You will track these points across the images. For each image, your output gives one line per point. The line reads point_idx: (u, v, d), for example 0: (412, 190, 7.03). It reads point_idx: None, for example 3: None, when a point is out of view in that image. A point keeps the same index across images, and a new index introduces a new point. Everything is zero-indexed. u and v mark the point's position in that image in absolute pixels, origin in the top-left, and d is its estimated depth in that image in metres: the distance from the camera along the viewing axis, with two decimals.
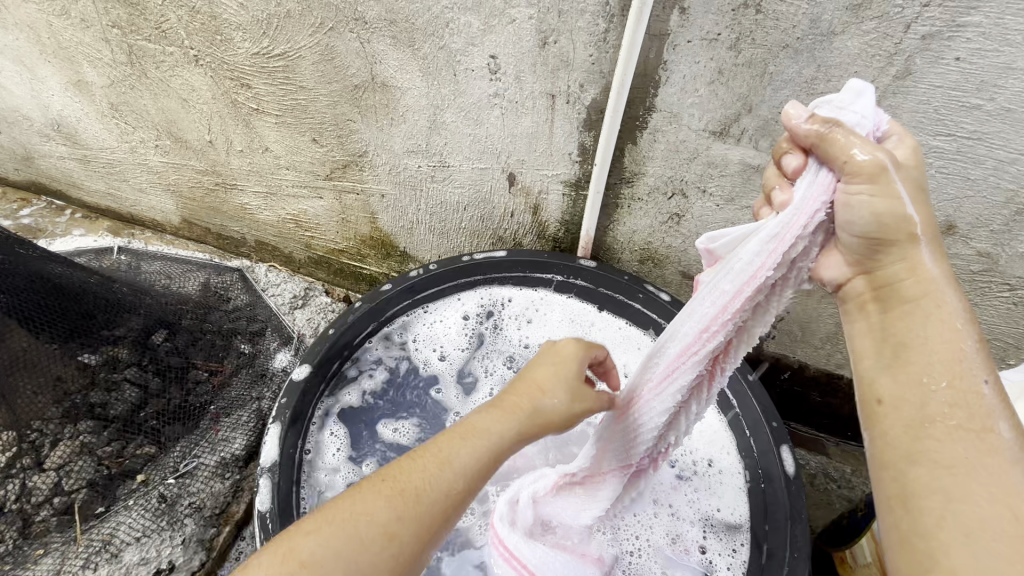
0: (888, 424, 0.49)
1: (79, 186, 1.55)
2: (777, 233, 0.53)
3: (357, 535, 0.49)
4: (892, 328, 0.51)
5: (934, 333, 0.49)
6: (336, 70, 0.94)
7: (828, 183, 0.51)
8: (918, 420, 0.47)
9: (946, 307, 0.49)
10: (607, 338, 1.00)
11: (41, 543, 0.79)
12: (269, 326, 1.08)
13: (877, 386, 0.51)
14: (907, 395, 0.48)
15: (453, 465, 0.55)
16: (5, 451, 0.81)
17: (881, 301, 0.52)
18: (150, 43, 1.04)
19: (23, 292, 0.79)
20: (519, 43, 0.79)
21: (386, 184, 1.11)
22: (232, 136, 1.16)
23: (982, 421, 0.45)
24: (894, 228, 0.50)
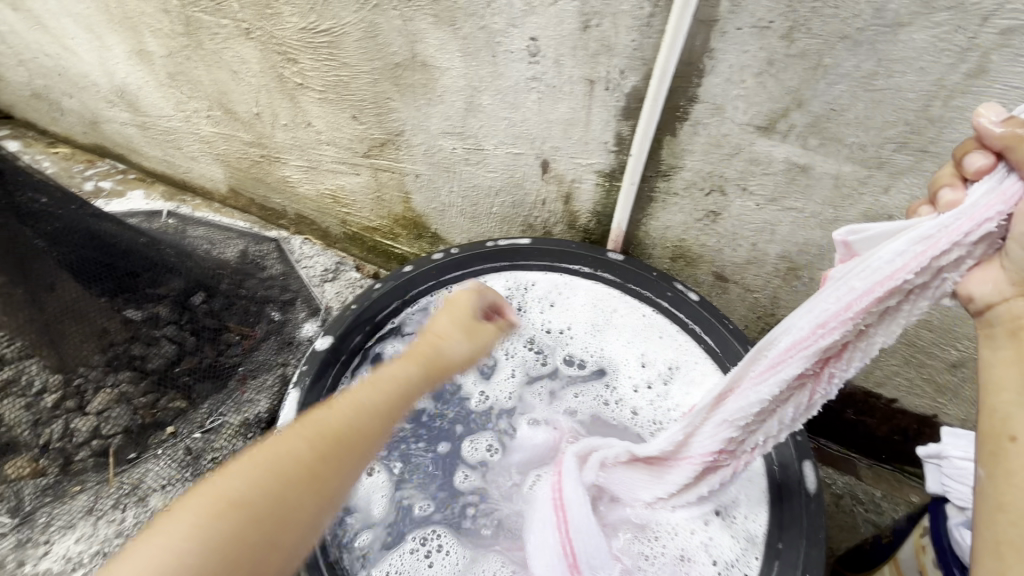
0: (1016, 464, 0.46)
1: (138, 151, 1.63)
2: (932, 231, 0.50)
3: (280, 471, 0.51)
4: None
5: None
6: (378, 47, 0.94)
7: (1012, 192, 0.47)
8: None
9: None
10: (629, 325, 0.97)
11: (78, 480, 0.85)
12: (300, 296, 1.11)
13: (1011, 422, 0.47)
14: None
15: (365, 408, 0.58)
16: (57, 391, 0.89)
17: None
18: (206, 15, 1.08)
19: (79, 247, 0.84)
20: (561, 25, 0.77)
21: (421, 164, 1.11)
22: (277, 110, 1.20)
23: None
24: None
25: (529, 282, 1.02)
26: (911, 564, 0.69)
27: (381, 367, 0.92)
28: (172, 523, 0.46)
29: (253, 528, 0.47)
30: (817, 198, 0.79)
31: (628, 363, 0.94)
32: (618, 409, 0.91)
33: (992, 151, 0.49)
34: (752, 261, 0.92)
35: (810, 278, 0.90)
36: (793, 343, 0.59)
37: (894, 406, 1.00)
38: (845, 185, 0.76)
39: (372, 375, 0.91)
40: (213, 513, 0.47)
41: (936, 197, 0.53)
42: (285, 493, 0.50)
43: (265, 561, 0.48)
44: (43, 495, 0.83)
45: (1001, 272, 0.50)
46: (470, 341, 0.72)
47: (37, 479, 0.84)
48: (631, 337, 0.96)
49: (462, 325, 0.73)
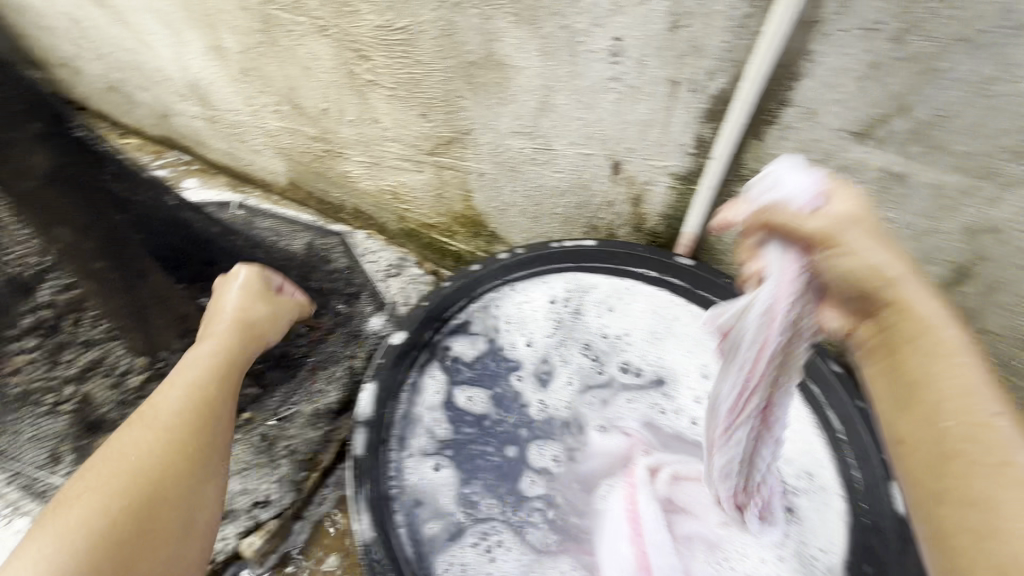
0: (911, 461, 0.47)
1: (204, 143, 1.69)
2: (765, 312, 0.59)
3: (97, 473, 0.61)
4: (904, 368, 0.49)
5: (949, 371, 0.47)
6: (454, 46, 0.95)
7: (794, 262, 0.56)
8: (942, 457, 0.45)
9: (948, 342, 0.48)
10: (690, 334, 0.95)
11: None
12: (364, 290, 1.12)
13: (893, 428, 0.49)
14: (919, 434, 0.46)
15: (166, 395, 0.70)
16: (142, 372, 0.93)
17: (882, 346, 0.51)
18: (284, 12, 1.11)
19: (164, 235, 0.90)
20: (648, 25, 0.76)
21: (486, 163, 1.12)
22: (345, 106, 1.22)
23: (1001, 426, 0.44)
24: (869, 278, 0.51)
25: (591, 285, 1.00)
26: None
27: (449, 364, 0.92)
28: (72, 503, 0.58)
29: (118, 524, 0.57)
30: (912, 209, 0.76)
31: (689, 374, 0.93)
32: (676, 420, 0.89)
33: (752, 231, 0.59)
34: None
35: None
36: (729, 408, 0.67)
37: None
38: (946, 196, 0.73)
39: (442, 374, 0.91)
40: (113, 489, 0.59)
41: (750, 269, 0.62)
42: (160, 473, 0.63)
43: (161, 522, 0.61)
44: None
45: (836, 311, 0.57)
46: (254, 324, 0.83)
47: None
48: (692, 347, 0.94)
49: (240, 305, 0.84)
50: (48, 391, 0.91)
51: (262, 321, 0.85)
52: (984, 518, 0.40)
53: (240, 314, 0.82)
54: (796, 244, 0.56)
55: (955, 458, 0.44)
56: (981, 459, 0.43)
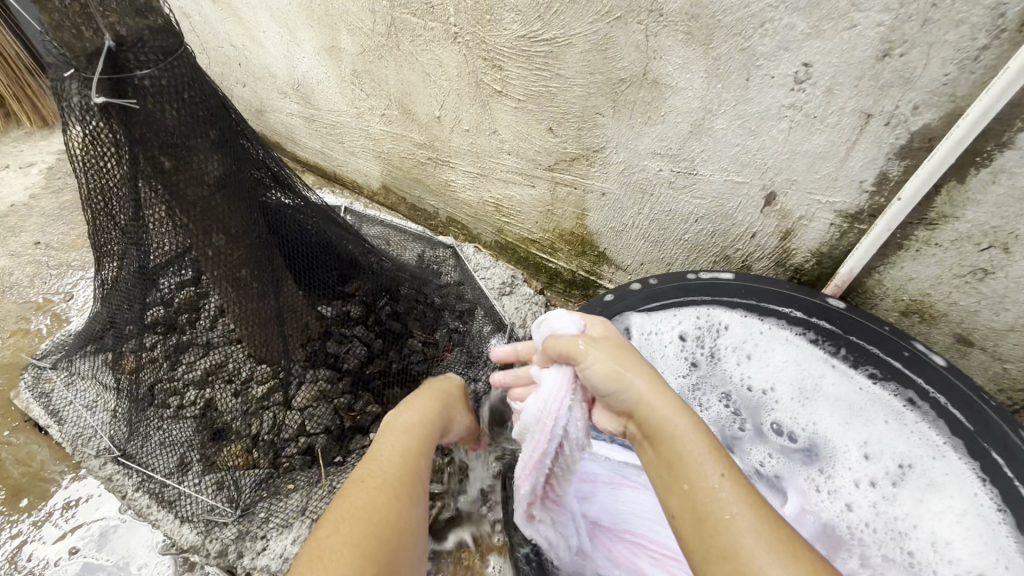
0: (694, 507, 0.50)
1: (297, 141, 1.69)
2: (536, 417, 0.65)
3: (361, 529, 0.52)
4: (664, 452, 0.54)
5: (686, 436, 0.54)
6: (605, 61, 0.90)
7: (563, 381, 0.64)
8: (701, 520, 0.49)
9: (680, 427, 0.54)
10: (843, 398, 0.90)
11: (290, 478, 0.90)
12: (478, 307, 1.08)
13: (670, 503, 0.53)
14: (689, 513, 0.50)
15: (401, 449, 0.63)
16: (265, 383, 0.89)
17: (647, 435, 0.57)
18: (414, 17, 1.08)
19: (290, 236, 0.84)
20: (850, 52, 0.69)
21: (612, 183, 1.07)
22: (462, 115, 1.18)
23: (665, 411, 0.56)
24: (633, 371, 0.59)
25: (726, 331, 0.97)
26: None
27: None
28: (334, 553, 0.50)
29: None
30: None
31: (848, 452, 0.89)
32: (829, 500, 0.86)
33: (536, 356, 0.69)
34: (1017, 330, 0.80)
35: None
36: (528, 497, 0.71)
37: None
38: None
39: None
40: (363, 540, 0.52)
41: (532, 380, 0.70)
42: (395, 527, 0.55)
43: None
44: (260, 488, 0.88)
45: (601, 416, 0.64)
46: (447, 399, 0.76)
47: (254, 471, 0.89)
48: (847, 416, 0.89)
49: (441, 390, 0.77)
50: (173, 394, 0.92)
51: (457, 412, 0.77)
52: (733, 562, 0.46)
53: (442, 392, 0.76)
54: (563, 355, 0.64)
55: (677, 480, 0.52)
56: (706, 495, 0.50)
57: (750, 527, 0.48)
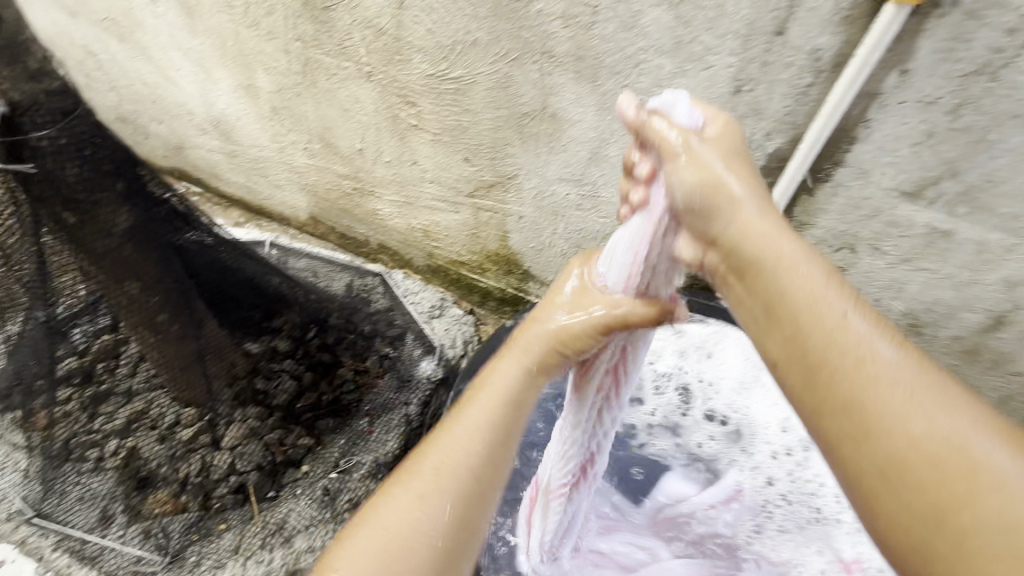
0: (796, 342, 0.47)
1: (219, 176, 1.67)
2: (629, 250, 0.57)
3: (387, 557, 0.53)
4: (755, 285, 0.51)
5: (796, 279, 0.49)
6: (508, 97, 0.98)
7: (662, 193, 0.56)
8: (809, 368, 0.46)
9: (787, 255, 0.49)
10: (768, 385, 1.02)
11: (221, 518, 0.88)
12: (410, 331, 1.09)
13: (768, 347, 0.51)
14: (790, 349, 0.48)
15: (454, 450, 0.57)
16: (191, 425, 0.90)
17: (736, 272, 0.53)
18: (328, 57, 1.12)
19: (206, 276, 0.85)
20: (710, 88, 0.80)
21: (528, 207, 1.14)
22: (383, 147, 1.23)
23: (779, 241, 0.50)
24: (727, 185, 0.52)
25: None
26: None
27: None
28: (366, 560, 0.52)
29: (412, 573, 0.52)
30: (955, 261, 0.81)
31: (769, 428, 1.00)
32: (752, 475, 0.96)
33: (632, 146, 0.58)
34: None
35: (933, 335, 0.91)
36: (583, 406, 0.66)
37: None
38: (989, 250, 0.77)
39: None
40: (382, 552, 0.53)
41: (629, 200, 0.60)
42: (406, 539, 0.53)
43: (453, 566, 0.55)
44: (190, 531, 0.86)
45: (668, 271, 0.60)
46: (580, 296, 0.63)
47: (182, 516, 0.86)
48: (773, 400, 1.01)
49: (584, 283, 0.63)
50: (92, 446, 0.89)
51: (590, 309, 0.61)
52: (866, 420, 0.42)
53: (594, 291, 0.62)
54: (660, 159, 0.55)
55: (782, 316, 0.49)
56: (834, 335, 0.45)
57: (886, 365, 0.43)
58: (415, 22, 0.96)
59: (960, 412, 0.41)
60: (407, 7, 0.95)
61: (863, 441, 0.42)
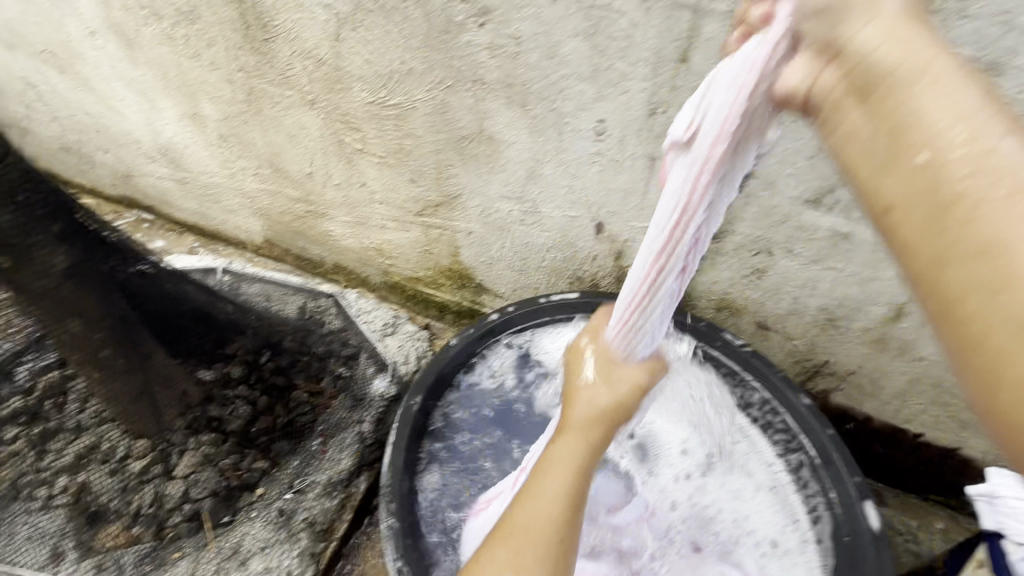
0: (919, 193, 0.36)
1: (171, 203, 1.66)
2: (745, 66, 0.47)
3: None
4: (881, 113, 0.38)
5: (931, 99, 0.36)
6: (446, 122, 1.02)
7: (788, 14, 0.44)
8: (943, 210, 0.35)
9: (940, 72, 0.37)
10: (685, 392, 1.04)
11: (176, 546, 0.89)
12: (363, 350, 1.13)
13: (880, 189, 0.38)
14: (917, 190, 0.36)
15: (545, 494, 0.61)
16: (143, 457, 0.90)
17: (857, 92, 0.40)
18: (271, 86, 1.15)
19: (150, 308, 0.86)
20: (628, 111, 0.86)
21: (474, 223, 1.19)
22: (331, 171, 1.26)
23: (921, 49, 0.38)
24: None
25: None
26: None
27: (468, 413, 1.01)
28: None
29: None
30: (856, 260, 0.89)
31: (671, 450, 1.03)
32: (659, 496, 0.99)
33: None
34: (793, 312, 1.01)
35: (846, 327, 0.99)
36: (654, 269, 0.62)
37: (920, 439, 1.10)
38: (883, 250, 0.86)
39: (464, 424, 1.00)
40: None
41: (748, 18, 0.51)
42: None
43: None
44: (145, 562, 0.87)
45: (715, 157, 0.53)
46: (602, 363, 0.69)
47: (136, 547, 0.87)
48: (681, 416, 1.04)
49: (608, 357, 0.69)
50: (40, 485, 0.89)
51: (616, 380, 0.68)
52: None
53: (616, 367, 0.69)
54: None
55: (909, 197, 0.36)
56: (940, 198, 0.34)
57: None
58: (353, 53, 1.00)
59: None
60: (344, 39, 0.99)
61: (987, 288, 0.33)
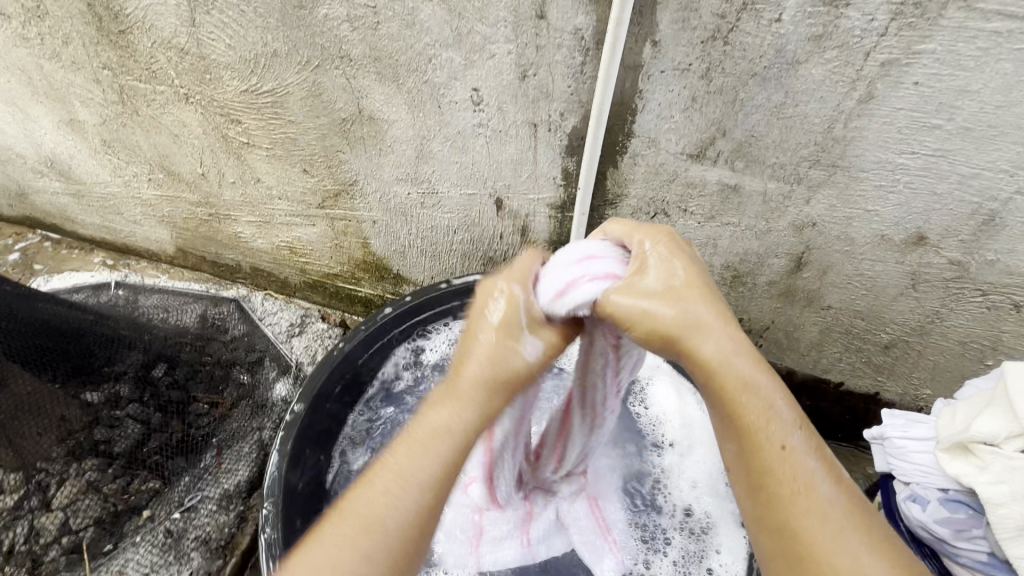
0: (773, 473, 0.48)
1: (73, 220, 1.55)
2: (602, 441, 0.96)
3: None
4: (778, 511, 0.47)
5: (795, 463, 0.48)
6: (324, 105, 0.97)
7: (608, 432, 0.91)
8: (761, 488, 0.48)
9: (788, 444, 0.48)
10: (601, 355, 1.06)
11: None
12: (268, 355, 1.10)
13: (774, 469, 0.48)
14: (792, 478, 0.47)
15: (411, 485, 0.50)
16: (17, 492, 0.85)
17: (768, 489, 0.48)
18: (140, 82, 1.07)
19: (27, 337, 0.85)
20: (500, 76, 0.82)
21: (377, 211, 1.13)
22: (224, 169, 1.19)
23: (790, 440, 0.48)
24: (766, 439, 0.48)
25: None
26: None
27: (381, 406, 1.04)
28: None
29: None
30: (749, 212, 0.87)
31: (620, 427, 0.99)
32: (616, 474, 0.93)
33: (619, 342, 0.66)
34: None
35: (753, 283, 0.97)
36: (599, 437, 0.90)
37: (842, 388, 1.10)
38: (772, 200, 0.84)
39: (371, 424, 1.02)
40: None
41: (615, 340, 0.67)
42: None
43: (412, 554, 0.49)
44: None
45: (636, 296, 0.54)
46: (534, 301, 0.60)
47: None
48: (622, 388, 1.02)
49: (515, 322, 0.57)
50: None
51: (540, 326, 0.59)
52: (808, 550, 0.45)
53: (518, 322, 0.57)
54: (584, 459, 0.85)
55: (715, 383, 0.51)
56: (740, 403, 0.49)
57: (824, 501, 0.46)
58: (213, 39, 0.93)
59: (872, 539, 0.45)
60: (201, 23, 0.92)
61: (799, 567, 0.45)
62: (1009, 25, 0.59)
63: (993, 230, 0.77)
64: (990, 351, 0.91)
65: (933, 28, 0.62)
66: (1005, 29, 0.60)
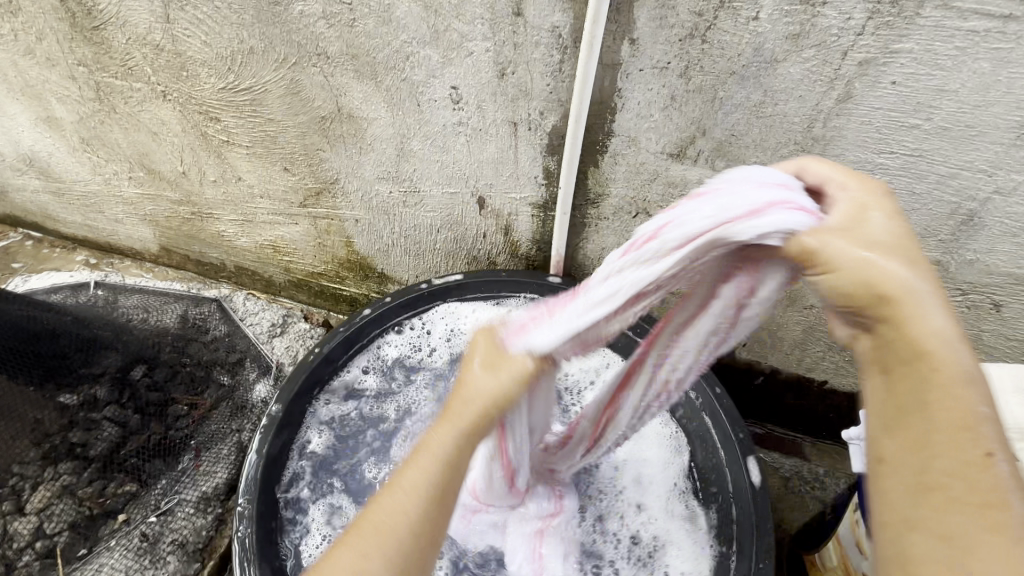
0: (937, 470, 0.38)
1: (54, 218, 1.53)
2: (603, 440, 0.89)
3: None
4: (940, 516, 0.37)
5: (981, 472, 0.36)
6: (303, 103, 0.95)
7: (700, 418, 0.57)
8: (919, 485, 0.38)
9: (982, 446, 0.37)
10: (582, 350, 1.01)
11: None
12: (248, 356, 1.09)
13: (943, 468, 0.38)
14: (974, 483, 0.36)
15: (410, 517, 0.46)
16: None
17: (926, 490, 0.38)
18: (117, 79, 1.05)
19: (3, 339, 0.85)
20: (478, 74, 0.81)
21: (359, 209, 1.12)
22: (204, 167, 1.17)
23: (987, 442, 0.37)
24: (949, 431, 0.38)
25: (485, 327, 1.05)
26: (848, 539, 0.78)
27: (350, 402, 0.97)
28: None
29: None
30: None
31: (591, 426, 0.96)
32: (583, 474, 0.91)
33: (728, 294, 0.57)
34: None
35: None
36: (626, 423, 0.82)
37: (826, 386, 1.09)
38: None
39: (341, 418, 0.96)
40: None
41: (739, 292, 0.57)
42: None
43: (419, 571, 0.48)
44: None
45: (851, 240, 0.46)
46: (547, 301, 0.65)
47: None
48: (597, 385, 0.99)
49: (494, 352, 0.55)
50: None
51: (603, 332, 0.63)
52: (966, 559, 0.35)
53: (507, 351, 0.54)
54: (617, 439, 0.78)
55: (917, 362, 0.40)
56: (943, 388, 0.39)
57: (1018, 518, 0.35)
58: (188, 35, 0.92)
59: None
60: (175, 20, 0.91)
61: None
62: (986, 24, 0.59)
63: (972, 230, 0.77)
64: (970, 350, 0.91)
65: (910, 28, 0.61)
66: (981, 29, 0.59)
